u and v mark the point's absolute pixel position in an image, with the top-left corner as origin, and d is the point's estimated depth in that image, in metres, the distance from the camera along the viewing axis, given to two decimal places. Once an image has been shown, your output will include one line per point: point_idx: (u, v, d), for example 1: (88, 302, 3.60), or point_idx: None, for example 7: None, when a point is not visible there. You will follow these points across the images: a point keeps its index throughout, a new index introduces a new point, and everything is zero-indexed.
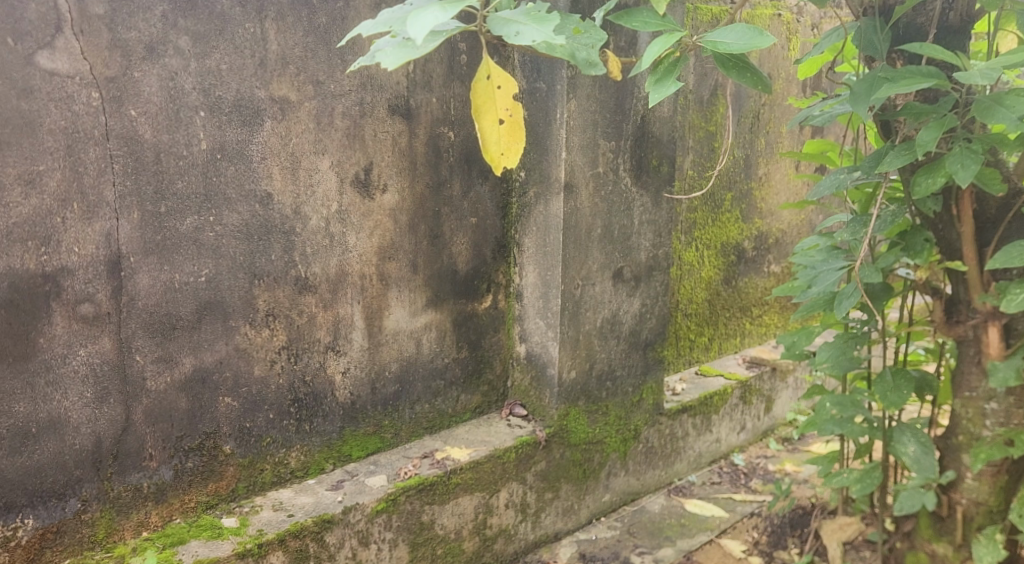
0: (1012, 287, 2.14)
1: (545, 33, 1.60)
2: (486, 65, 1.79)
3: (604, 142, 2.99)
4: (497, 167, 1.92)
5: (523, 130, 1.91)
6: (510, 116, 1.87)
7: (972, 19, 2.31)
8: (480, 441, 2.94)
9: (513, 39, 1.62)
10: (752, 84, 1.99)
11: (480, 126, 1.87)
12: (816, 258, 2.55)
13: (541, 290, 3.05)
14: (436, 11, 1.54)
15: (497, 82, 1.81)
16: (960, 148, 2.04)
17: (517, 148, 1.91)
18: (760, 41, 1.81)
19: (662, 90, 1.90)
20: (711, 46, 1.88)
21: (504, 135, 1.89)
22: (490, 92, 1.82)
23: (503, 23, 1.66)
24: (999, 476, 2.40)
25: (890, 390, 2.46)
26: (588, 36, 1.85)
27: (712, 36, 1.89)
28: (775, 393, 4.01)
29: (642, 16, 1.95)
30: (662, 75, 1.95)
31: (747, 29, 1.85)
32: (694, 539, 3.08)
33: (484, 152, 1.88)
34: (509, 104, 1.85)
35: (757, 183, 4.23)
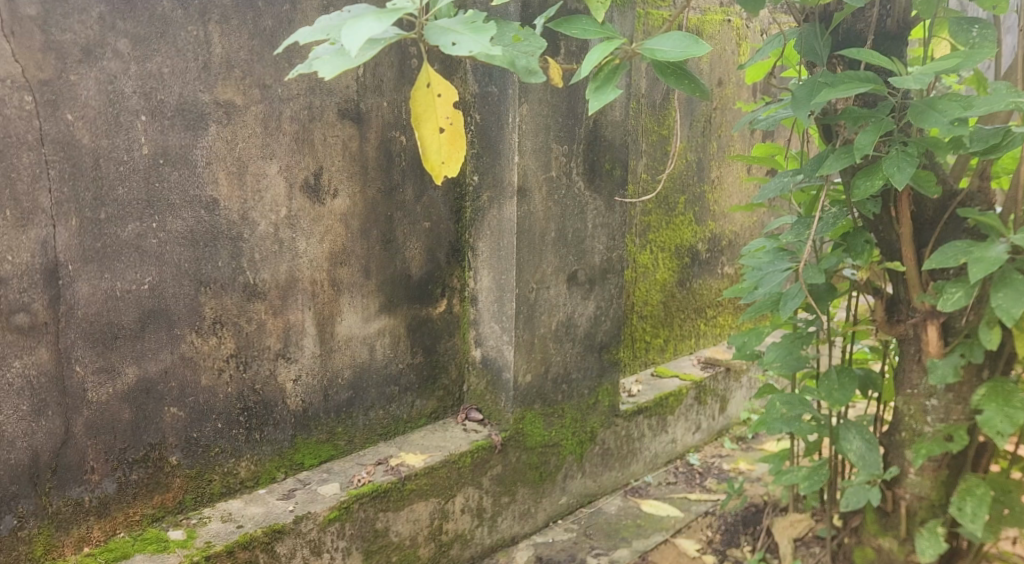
0: (948, 286, 2.19)
1: (482, 43, 1.60)
2: (427, 72, 1.79)
3: (556, 146, 3.00)
4: (438, 177, 1.91)
5: (464, 138, 1.89)
6: (450, 125, 1.86)
7: (909, 25, 2.37)
8: (435, 447, 2.93)
9: (450, 49, 1.62)
10: (689, 91, 2.01)
11: (420, 134, 1.84)
12: (763, 259, 2.59)
13: (495, 294, 3.05)
14: (370, 22, 1.53)
15: (438, 90, 1.81)
16: (897, 151, 2.09)
17: (459, 157, 1.91)
18: (695, 50, 1.83)
19: (601, 97, 1.91)
20: (649, 54, 1.90)
21: (445, 143, 1.88)
22: (431, 101, 1.81)
23: (440, 33, 1.66)
24: (940, 471, 2.46)
25: (835, 388, 2.52)
26: (528, 44, 1.87)
27: (649, 44, 1.91)
28: (729, 393, 4.06)
29: (581, 24, 1.97)
30: (603, 81, 1.96)
31: (682, 37, 1.87)
32: (649, 539, 3.11)
33: (424, 161, 1.88)
34: (450, 113, 1.84)
35: (709, 186, 4.29)
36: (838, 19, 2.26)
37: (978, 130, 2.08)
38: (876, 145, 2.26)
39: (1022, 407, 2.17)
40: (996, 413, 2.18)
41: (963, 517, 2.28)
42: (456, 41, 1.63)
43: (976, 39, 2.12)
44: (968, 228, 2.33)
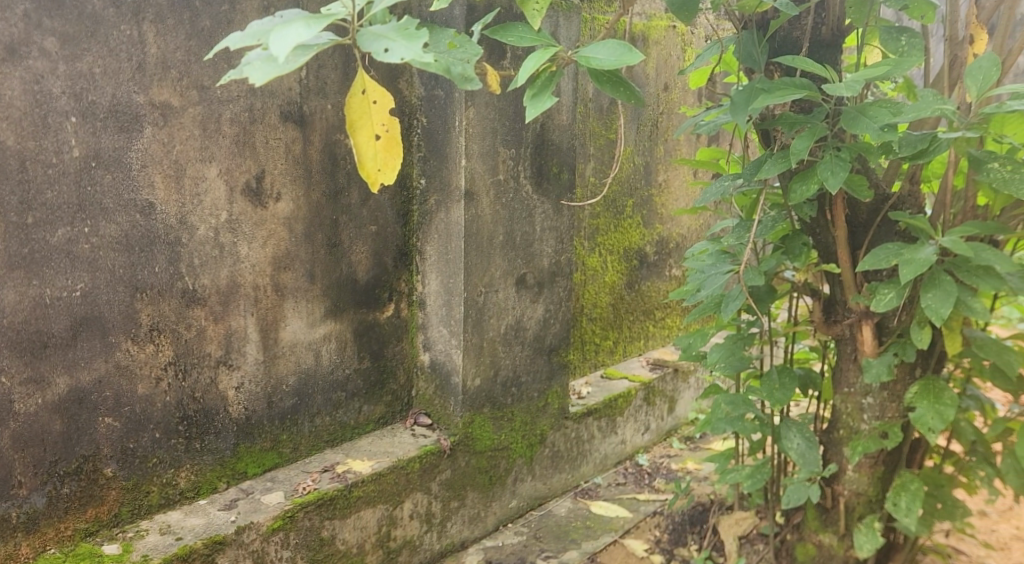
0: (881, 287, 2.25)
1: (415, 51, 1.58)
2: (360, 78, 1.72)
3: (503, 150, 3.01)
4: (373, 184, 1.87)
5: (400, 145, 1.85)
6: (386, 131, 1.80)
7: (843, 33, 2.43)
8: (382, 452, 2.91)
9: (382, 56, 1.60)
10: (625, 98, 2.03)
11: (355, 140, 1.79)
12: (706, 262, 2.62)
13: (443, 298, 3.04)
14: (299, 27, 1.50)
15: (373, 96, 1.75)
16: (830, 156, 2.14)
17: (395, 164, 1.87)
18: (629, 58, 1.84)
19: (538, 105, 1.93)
20: (584, 62, 1.90)
21: (380, 150, 1.83)
22: (366, 107, 1.75)
23: (373, 38, 1.62)
24: (876, 467, 2.52)
25: (776, 388, 2.57)
26: (464, 50, 1.83)
27: (584, 51, 1.91)
28: (677, 394, 4.11)
29: (518, 31, 1.98)
30: (539, 88, 1.97)
31: (617, 46, 1.89)
32: (598, 540, 3.12)
33: (359, 168, 1.83)
34: (385, 119, 1.78)
35: (656, 189, 4.34)
36: (775, 26, 2.31)
37: (908, 136, 2.15)
38: (811, 150, 2.31)
39: (952, 404, 2.23)
40: (928, 410, 2.24)
41: (898, 511, 2.34)
42: (388, 48, 1.61)
43: (905, 48, 2.18)
44: (899, 231, 2.40)
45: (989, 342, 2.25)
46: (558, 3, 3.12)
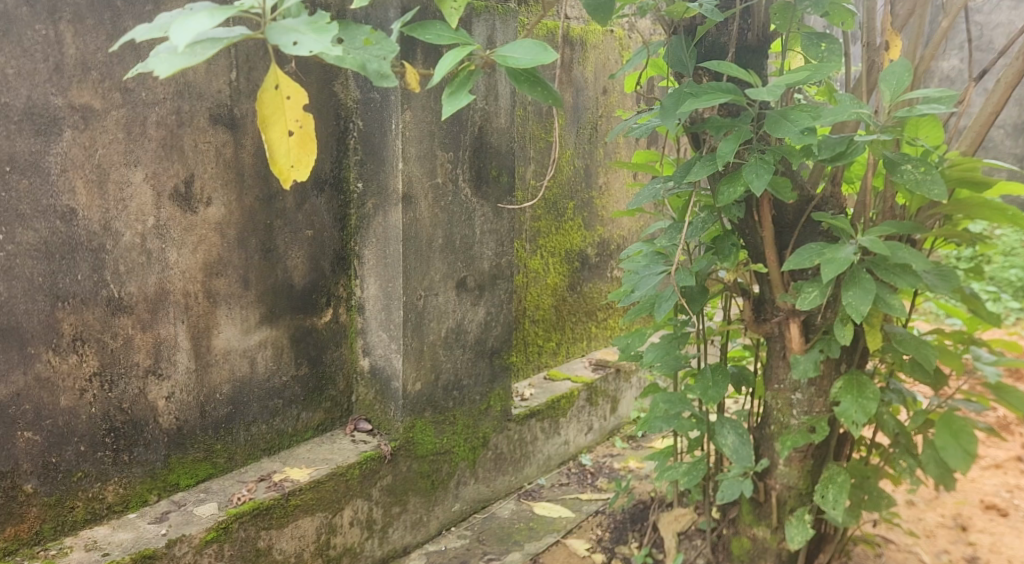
0: (806, 285, 2.31)
1: (323, 44, 1.58)
2: (274, 73, 1.73)
3: (441, 153, 3.01)
4: (286, 181, 1.83)
5: (316, 142, 1.82)
6: (300, 128, 1.79)
7: (768, 39, 2.50)
8: (321, 460, 2.88)
9: (290, 48, 1.58)
10: (543, 98, 2.02)
11: (268, 136, 1.78)
12: (641, 263, 2.67)
13: (382, 302, 3.02)
14: (201, 17, 1.50)
15: (286, 92, 1.75)
16: (755, 158, 2.20)
17: (309, 162, 1.83)
18: (544, 56, 1.84)
19: (454, 102, 1.91)
20: (501, 61, 1.89)
21: (294, 146, 1.80)
22: (280, 103, 1.75)
23: (282, 31, 1.61)
24: (806, 461, 2.58)
25: (710, 385, 2.63)
26: (380, 47, 1.77)
27: (502, 50, 1.91)
28: (619, 394, 4.15)
29: (435, 29, 1.93)
30: (458, 86, 1.95)
31: (533, 45, 1.89)
32: (541, 541, 3.14)
33: (271, 164, 1.79)
34: (299, 115, 1.77)
35: (597, 192, 4.38)
36: (703, 30, 2.36)
37: (827, 139, 2.21)
38: (738, 153, 2.37)
39: (874, 397, 2.30)
40: (852, 404, 2.31)
41: (827, 503, 2.40)
42: (298, 40, 1.59)
43: (825, 53, 2.25)
44: (824, 230, 2.45)
45: (909, 337, 2.32)
46: (494, 7, 3.14)
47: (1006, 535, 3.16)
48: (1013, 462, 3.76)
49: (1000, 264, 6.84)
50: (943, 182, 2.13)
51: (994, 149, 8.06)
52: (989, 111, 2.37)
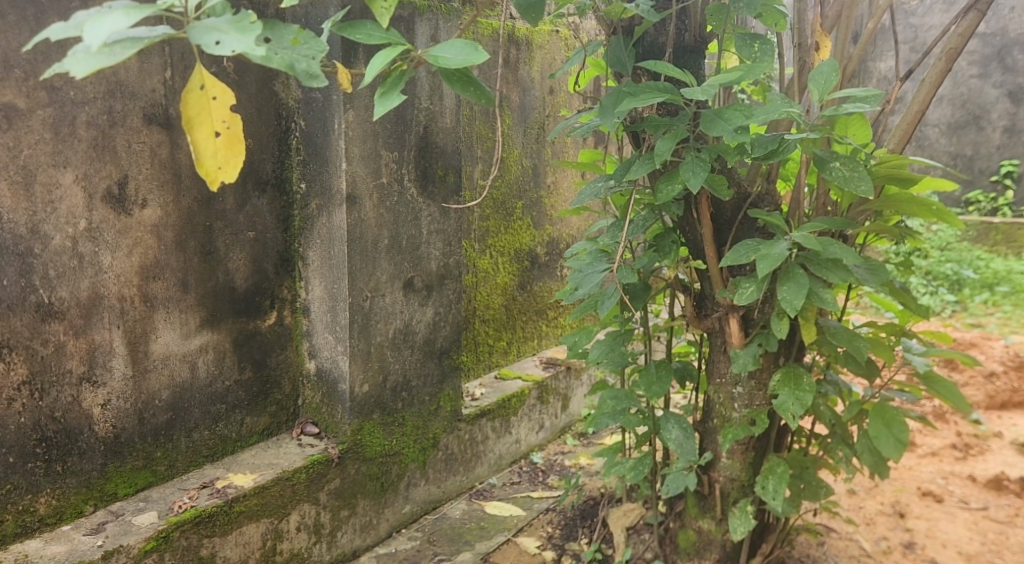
0: (744, 280, 2.35)
1: (246, 44, 1.55)
2: (199, 73, 1.71)
3: (385, 153, 2.99)
4: (214, 184, 1.75)
5: (244, 143, 1.77)
6: (227, 128, 1.75)
7: (706, 39, 2.55)
8: (266, 465, 2.83)
9: (212, 49, 1.56)
10: (476, 99, 1.98)
11: (194, 137, 1.74)
12: (585, 261, 2.69)
13: (328, 304, 2.99)
14: (117, 17, 1.49)
15: (212, 92, 1.73)
16: (692, 157, 2.24)
17: (237, 163, 1.77)
18: (475, 57, 1.83)
19: (386, 103, 1.88)
20: (433, 61, 1.87)
21: (221, 148, 1.75)
22: (205, 103, 1.72)
23: (204, 31, 1.59)
24: (748, 453, 2.63)
25: (654, 381, 2.66)
26: (308, 47, 1.75)
27: (433, 51, 1.89)
28: (570, 392, 4.17)
29: (366, 29, 1.92)
30: (389, 87, 1.92)
31: (465, 46, 1.88)
32: (492, 540, 3.13)
33: (197, 165, 1.73)
34: (226, 115, 1.74)
35: (545, 191, 4.39)
36: (641, 30, 2.39)
37: (761, 137, 2.25)
38: (676, 151, 2.40)
39: (810, 390, 2.35)
40: (789, 397, 2.36)
41: (767, 493, 2.44)
42: (220, 40, 1.57)
43: (758, 54, 2.31)
44: (760, 227, 2.50)
45: (842, 330, 2.37)
46: (438, 6, 3.13)
47: (942, 520, 3.26)
48: (949, 449, 3.87)
49: (937, 259, 7.04)
50: (869, 180, 2.20)
51: (931, 147, 8.22)
52: (915, 110, 2.45)
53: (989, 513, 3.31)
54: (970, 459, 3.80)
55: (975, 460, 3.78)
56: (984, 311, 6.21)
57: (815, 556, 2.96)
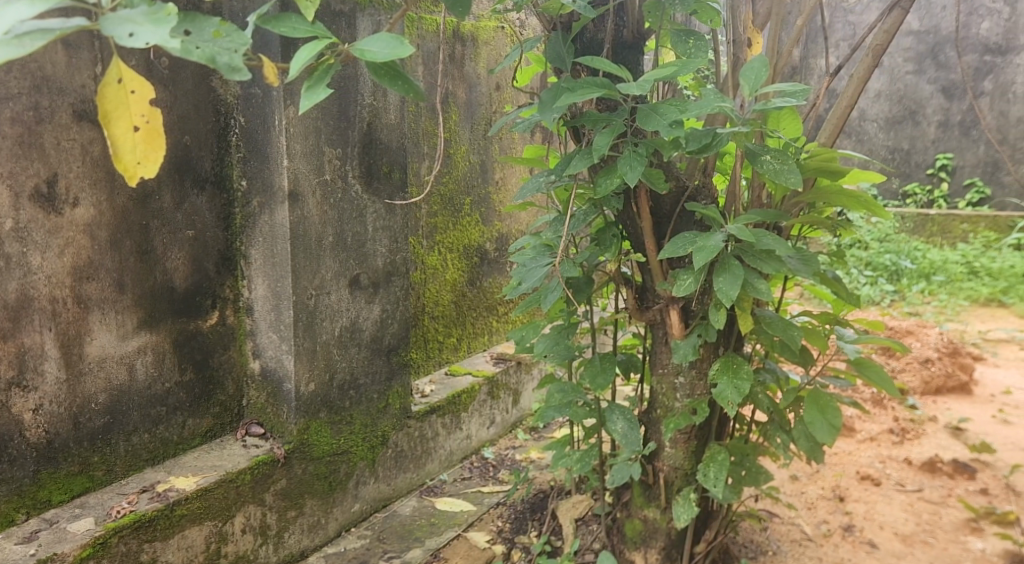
0: (683, 272, 2.38)
1: (159, 35, 1.52)
2: (116, 66, 1.66)
3: (328, 150, 2.97)
4: (133, 179, 1.72)
5: (164, 138, 1.72)
6: (146, 123, 1.70)
7: (644, 35, 2.58)
8: (210, 467, 2.79)
9: (124, 40, 1.52)
10: (404, 93, 1.89)
11: (111, 132, 1.68)
12: (529, 255, 2.71)
13: (272, 302, 2.95)
14: (20, 6, 1.46)
15: (131, 86, 1.67)
16: (629, 151, 2.28)
17: (157, 158, 1.73)
18: (401, 50, 1.78)
19: (311, 96, 1.78)
20: (359, 55, 1.81)
21: (140, 142, 1.71)
22: (124, 97, 1.67)
23: (117, 22, 1.55)
24: (690, 442, 2.67)
25: (598, 373, 2.69)
26: (230, 39, 1.70)
27: (360, 45, 1.82)
28: (520, 387, 4.18)
29: (290, 21, 1.83)
30: (314, 80, 1.82)
31: (390, 39, 1.82)
32: (442, 536, 3.13)
33: (116, 160, 1.69)
34: (145, 110, 1.69)
35: (493, 186, 4.39)
36: (579, 26, 2.42)
37: (694, 131, 2.28)
38: (615, 146, 2.43)
39: (748, 378, 2.40)
40: (728, 385, 2.40)
41: (709, 481, 2.48)
42: (133, 32, 1.53)
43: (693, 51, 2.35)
44: (698, 220, 2.54)
45: (777, 319, 2.42)
46: (380, 2, 3.11)
47: (879, 503, 3.35)
48: (886, 434, 3.97)
49: (877, 250, 7.22)
50: (799, 172, 2.25)
51: (869, 142, 8.46)
52: (845, 104, 2.51)
53: (924, 495, 3.41)
54: (906, 443, 3.90)
55: (912, 444, 3.89)
56: (921, 300, 6.38)
57: (758, 541, 3.02)
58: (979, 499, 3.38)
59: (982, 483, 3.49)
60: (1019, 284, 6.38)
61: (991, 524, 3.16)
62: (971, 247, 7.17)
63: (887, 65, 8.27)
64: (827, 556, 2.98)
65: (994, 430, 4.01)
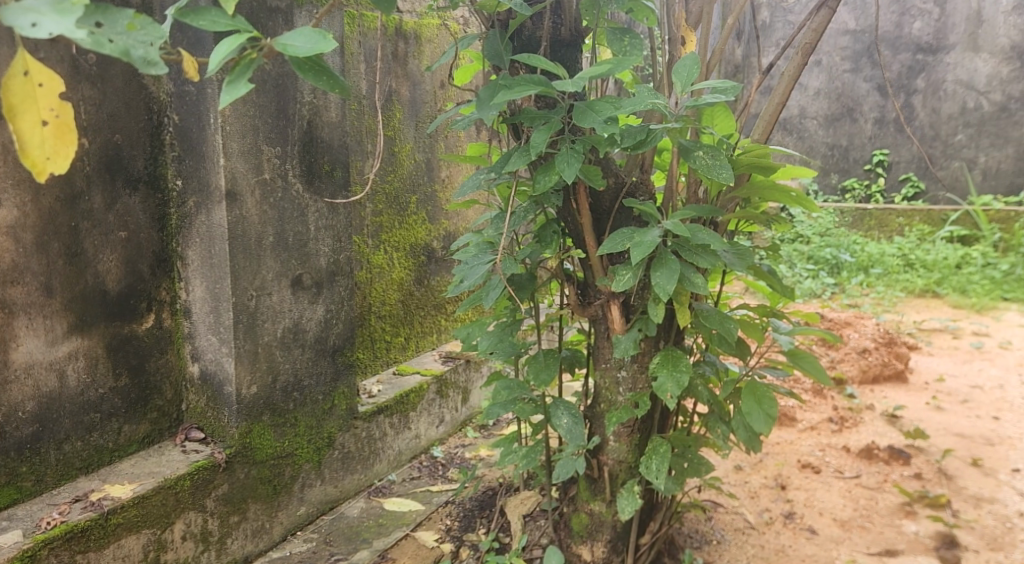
0: (622, 268, 2.40)
1: (64, 26, 1.52)
2: (22, 58, 1.61)
3: (267, 148, 2.92)
4: (42, 176, 1.65)
5: (74, 133, 1.67)
6: (55, 117, 1.65)
7: (582, 33, 2.59)
8: (147, 474, 2.72)
9: (27, 30, 1.51)
10: (329, 88, 1.86)
11: (17, 127, 1.62)
12: (471, 253, 2.71)
13: (210, 304, 2.89)
14: None
15: (38, 79, 1.63)
16: (566, 148, 2.28)
17: (68, 153, 1.67)
18: (324, 45, 1.75)
19: (232, 91, 1.74)
20: (281, 49, 1.77)
21: (49, 137, 1.65)
22: (30, 90, 1.62)
23: (19, 12, 1.53)
24: (633, 435, 2.70)
25: (542, 368, 2.69)
26: (144, 33, 1.67)
27: (282, 39, 1.78)
28: (469, 385, 4.16)
29: (210, 15, 1.78)
30: (235, 75, 1.78)
31: (313, 33, 1.78)
32: (389, 536, 3.09)
33: (24, 155, 1.62)
34: (54, 104, 1.64)
35: (439, 185, 4.36)
36: (515, 24, 2.42)
37: (629, 128, 2.30)
38: (552, 143, 2.44)
39: (687, 370, 2.43)
40: (667, 378, 2.43)
41: (651, 473, 2.50)
42: (36, 22, 1.52)
43: (628, 48, 2.38)
44: (636, 215, 2.57)
45: (714, 312, 2.46)
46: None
47: (819, 490, 3.42)
48: (826, 423, 4.06)
49: (818, 244, 7.37)
50: (731, 168, 2.28)
51: (810, 139, 8.61)
52: (777, 101, 2.55)
53: (861, 481, 3.50)
54: (845, 431, 3.99)
55: (850, 432, 3.97)
56: (859, 292, 6.54)
57: (703, 531, 3.06)
58: (913, 484, 3.47)
59: (916, 468, 3.59)
60: (951, 275, 6.57)
61: (924, 507, 3.26)
62: (906, 240, 7.37)
63: (825, 63, 8.45)
64: (769, 543, 3.03)
65: (928, 417, 4.13)
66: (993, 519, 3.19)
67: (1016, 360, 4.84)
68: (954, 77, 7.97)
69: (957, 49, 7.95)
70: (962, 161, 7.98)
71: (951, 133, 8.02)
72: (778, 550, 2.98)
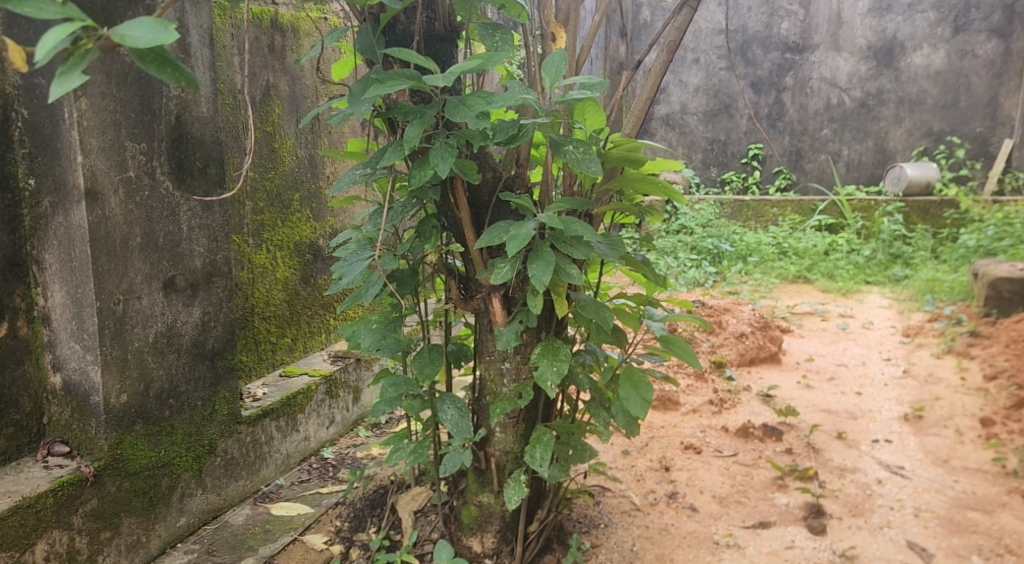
0: (500, 261, 2.40)
1: None
2: None
3: (130, 144, 2.76)
4: None
5: None
6: None
7: (456, 28, 2.58)
8: (2, 493, 2.55)
9: None
10: (177, 82, 1.77)
11: None
12: (350, 250, 2.64)
13: (72, 310, 2.73)
14: None
15: None
16: (440, 143, 2.27)
17: None
18: (165, 37, 1.67)
19: (64, 82, 1.64)
20: (119, 40, 1.68)
21: None
22: None
23: None
24: (518, 425, 2.71)
25: (426, 363, 2.66)
26: None
27: (120, 29, 1.69)
28: (360, 383, 4.08)
29: (36, 2, 1.66)
30: (70, 66, 1.68)
31: (153, 24, 1.69)
32: (276, 542, 2.99)
33: None
34: None
35: (323, 181, 4.25)
36: (387, 18, 2.36)
37: (501, 123, 2.30)
38: (427, 137, 2.41)
39: (566, 359, 2.45)
40: (548, 367, 2.44)
41: (536, 462, 2.51)
42: None
43: (499, 44, 2.38)
44: (513, 209, 2.58)
45: (590, 302, 2.48)
46: None
47: (699, 469, 3.53)
48: (706, 405, 4.18)
49: (700, 235, 7.58)
50: (601, 161, 2.31)
51: (690, 134, 8.86)
52: (645, 97, 2.61)
53: (739, 458, 3.63)
54: (724, 412, 4.12)
55: (729, 413, 4.11)
56: (738, 280, 6.78)
57: (591, 515, 3.09)
58: (785, 459, 3.62)
59: (787, 443, 3.74)
60: (819, 261, 6.90)
61: (794, 480, 3.40)
62: (779, 229, 7.70)
63: (701, 60, 8.72)
64: (653, 524, 3.10)
65: (800, 395, 4.32)
66: (855, 487, 3.37)
67: (877, 339, 5.13)
68: (818, 75, 8.37)
69: (820, 49, 8.35)
70: (827, 154, 8.41)
71: (817, 128, 8.41)
72: (661, 529, 3.06)
